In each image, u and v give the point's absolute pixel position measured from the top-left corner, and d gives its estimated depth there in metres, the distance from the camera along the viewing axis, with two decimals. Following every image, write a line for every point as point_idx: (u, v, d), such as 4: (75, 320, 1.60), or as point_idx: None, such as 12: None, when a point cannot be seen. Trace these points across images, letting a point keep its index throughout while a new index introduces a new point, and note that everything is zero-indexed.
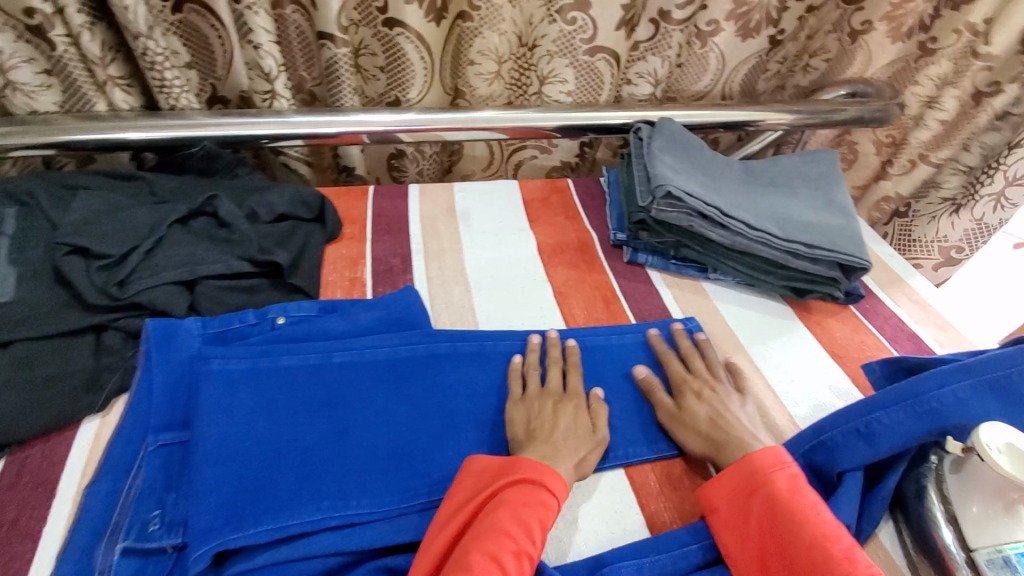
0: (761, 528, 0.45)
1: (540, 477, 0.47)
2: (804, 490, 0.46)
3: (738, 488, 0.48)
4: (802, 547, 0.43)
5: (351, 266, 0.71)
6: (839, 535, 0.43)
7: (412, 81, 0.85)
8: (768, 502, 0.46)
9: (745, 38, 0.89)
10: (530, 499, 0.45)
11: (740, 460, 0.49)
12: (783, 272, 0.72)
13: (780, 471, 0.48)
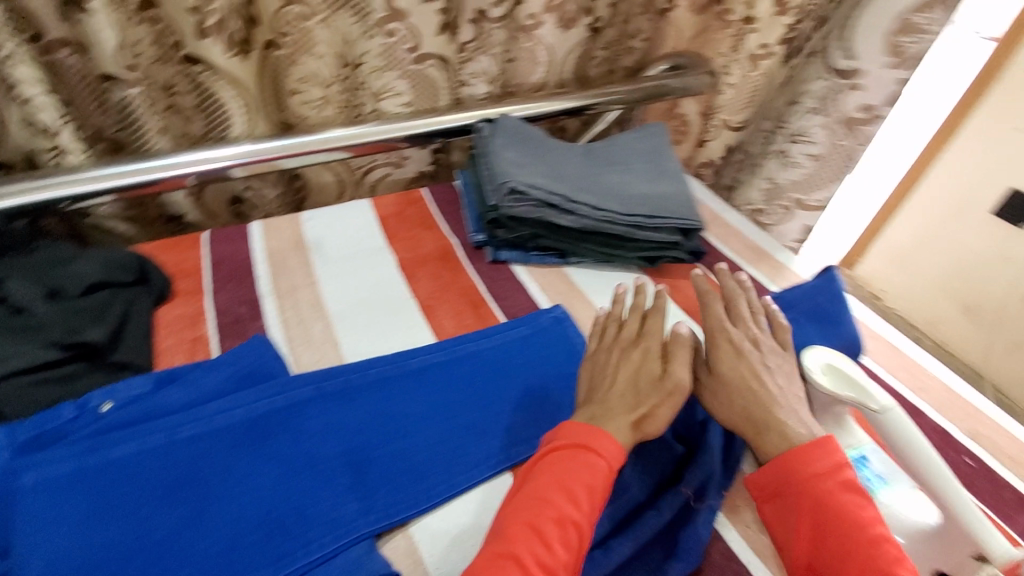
0: (806, 534, 0.45)
1: (586, 444, 0.47)
2: (855, 496, 0.45)
3: (787, 490, 0.46)
4: (846, 564, 0.43)
5: (191, 325, 0.64)
6: (886, 549, 0.43)
7: (232, 119, 0.79)
8: (812, 507, 0.45)
9: (566, 28, 0.93)
10: (577, 470, 0.46)
11: (791, 453, 0.47)
12: (633, 244, 0.76)
13: (834, 473, 0.46)
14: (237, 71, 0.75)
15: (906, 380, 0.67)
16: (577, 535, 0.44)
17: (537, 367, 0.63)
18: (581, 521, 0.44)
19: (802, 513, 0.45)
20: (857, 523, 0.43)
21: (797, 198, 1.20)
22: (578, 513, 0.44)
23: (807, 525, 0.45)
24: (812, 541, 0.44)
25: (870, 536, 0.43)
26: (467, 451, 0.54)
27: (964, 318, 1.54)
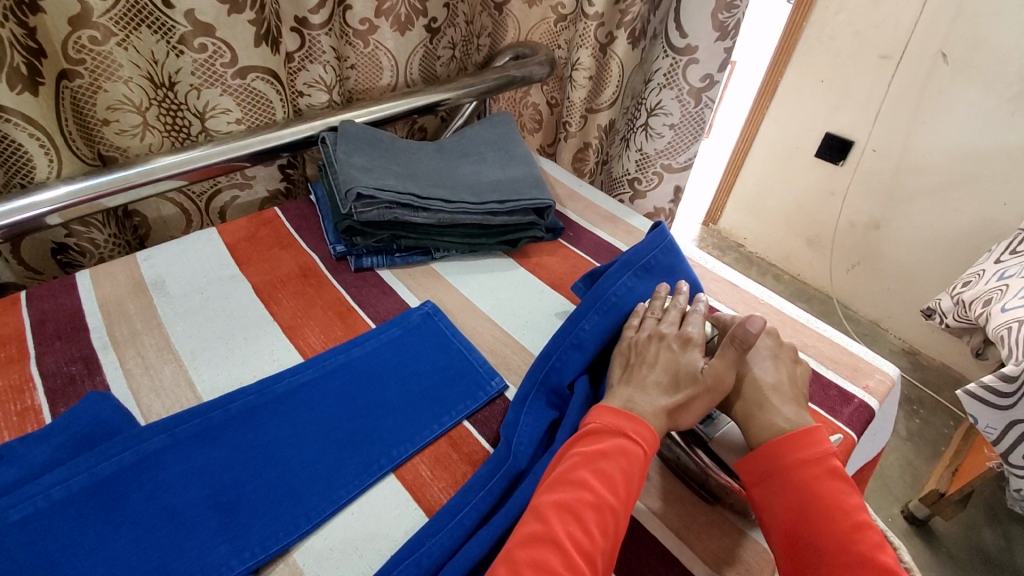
0: (790, 515, 0.48)
1: (619, 431, 0.50)
2: (839, 484, 0.49)
3: (778, 475, 0.50)
4: (827, 543, 0.47)
5: (14, 396, 0.57)
6: (862, 530, 0.47)
7: (33, 163, 0.69)
8: (798, 490, 0.49)
9: (404, 32, 0.93)
10: (607, 457, 0.48)
11: (782, 441, 0.51)
12: (492, 230, 0.78)
13: (821, 461, 0.50)
14: (35, 110, 0.67)
15: (746, 312, 0.75)
16: (609, 516, 0.45)
17: (409, 362, 0.63)
18: (615, 503, 0.46)
19: (790, 496, 0.49)
20: (838, 504, 0.48)
21: (663, 164, 1.11)
22: (610, 496, 0.46)
23: (792, 506, 0.49)
24: (794, 522, 0.48)
25: (851, 518, 0.47)
26: (343, 462, 0.53)
27: (808, 248, 1.77)
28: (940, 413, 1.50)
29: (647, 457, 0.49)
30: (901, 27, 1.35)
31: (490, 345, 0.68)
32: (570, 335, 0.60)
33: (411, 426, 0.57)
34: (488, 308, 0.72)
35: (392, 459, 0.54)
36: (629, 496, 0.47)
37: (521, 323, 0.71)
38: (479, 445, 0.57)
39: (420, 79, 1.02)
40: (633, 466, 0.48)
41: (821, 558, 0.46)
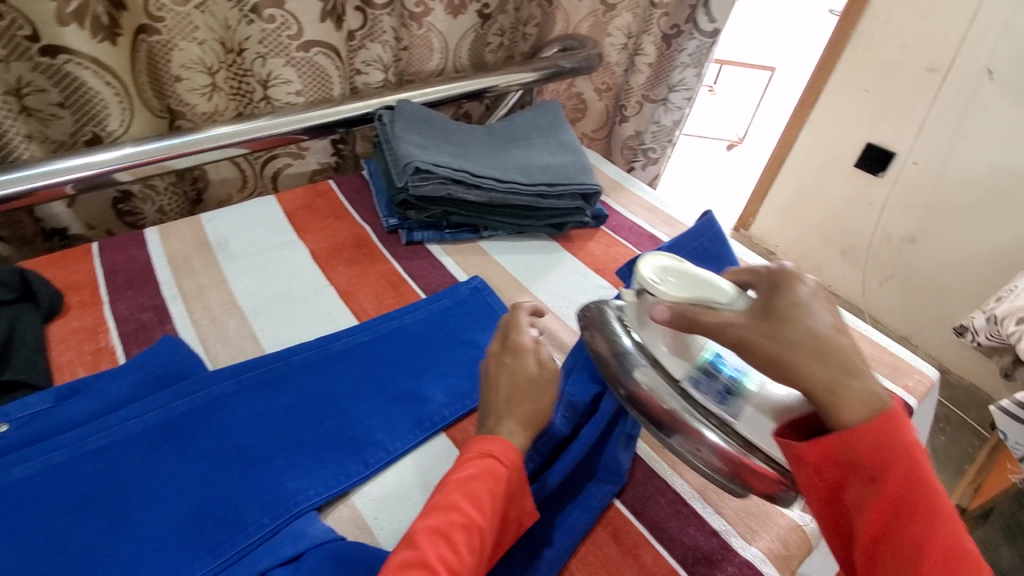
0: (876, 506, 0.38)
1: (490, 456, 0.44)
2: (933, 474, 0.38)
3: (869, 463, 0.39)
4: (925, 544, 0.37)
5: (89, 337, 0.60)
6: (958, 527, 0.37)
7: (107, 111, 0.73)
8: (891, 481, 0.38)
9: (456, 14, 0.94)
10: (484, 481, 0.42)
11: (874, 418, 0.39)
12: (540, 213, 0.80)
13: (910, 444, 0.39)
14: (109, 58, 0.71)
15: None
16: (482, 545, 0.40)
17: (459, 330, 0.65)
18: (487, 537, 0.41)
19: (882, 486, 0.38)
20: (931, 496, 0.38)
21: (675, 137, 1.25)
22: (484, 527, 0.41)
23: (882, 497, 0.38)
24: (877, 515, 0.38)
25: (945, 512, 0.38)
26: (397, 418, 0.56)
27: (841, 259, 1.75)
28: (964, 431, 1.48)
29: (520, 486, 0.45)
30: (948, 41, 1.35)
31: None
32: None
33: (459, 389, 0.59)
34: (533, 287, 0.74)
35: (443, 420, 0.56)
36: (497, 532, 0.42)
37: (566, 303, 0.73)
38: None
39: (468, 65, 1.04)
40: (505, 499, 0.43)
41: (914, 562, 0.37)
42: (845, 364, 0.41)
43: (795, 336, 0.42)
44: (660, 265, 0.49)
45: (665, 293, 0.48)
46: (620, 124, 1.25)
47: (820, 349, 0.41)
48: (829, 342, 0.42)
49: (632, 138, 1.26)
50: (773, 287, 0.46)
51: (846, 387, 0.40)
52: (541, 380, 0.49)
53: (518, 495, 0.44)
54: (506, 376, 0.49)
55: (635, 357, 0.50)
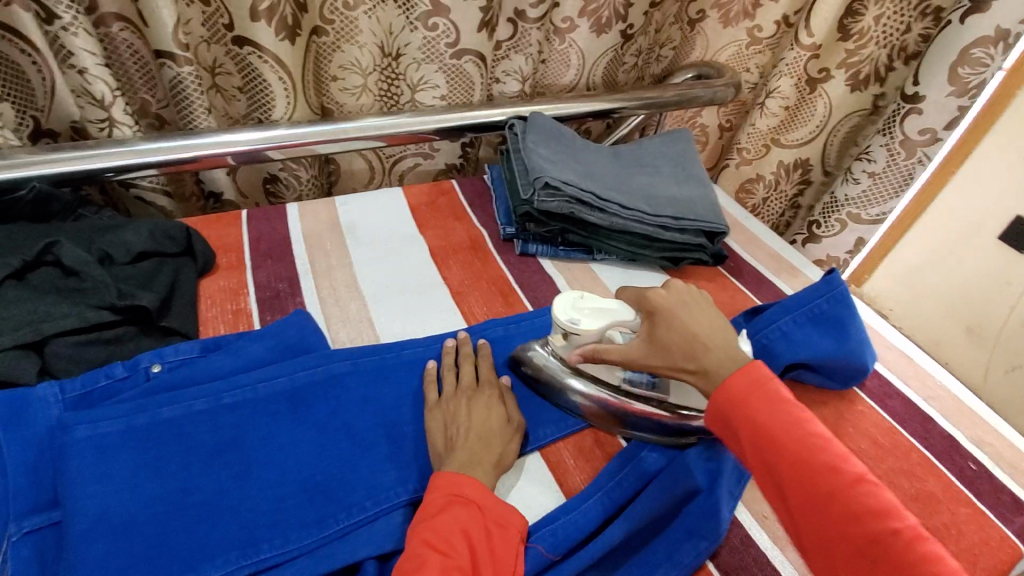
0: (748, 443, 0.44)
1: (458, 491, 0.46)
2: (791, 401, 0.45)
3: (727, 409, 0.46)
4: (796, 467, 0.42)
5: (232, 297, 0.66)
6: (825, 444, 0.43)
7: (274, 103, 0.80)
8: (752, 414, 0.45)
9: (599, 33, 0.93)
10: (464, 513, 0.45)
11: (725, 378, 0.48)
12: (658, 245, 0.79)
13: (758, 388, 0.46)
14: (288, 58, 0.77)
15: (917, 390, 0.70)
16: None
17: None
18: (479, 568, 0.43)
19: (745, 426, 0.45)
20: (795, 421, 0.44)
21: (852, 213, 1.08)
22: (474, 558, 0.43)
23: (750, 432, 0.44)
24: (753, 450, 0.44)
25: (811, 433, 0.43)
26: None
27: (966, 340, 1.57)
28: None
29: (506, 513, 0.46)
30: None
31: None
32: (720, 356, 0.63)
33: (558, 413, 0.59)
34: None
35: (539, 438, 0.57)
36: (498, 557, 0.44)
37: None
38: (617, 442, 0.59)
39: (600, 84, 1.03)
40: (487, 528, 0.45)
41: (790, 484, 0.42)
42: (707, 340, 0.51)
43: (668, 330, 0.52)
44: (568, 307, 0.57)
45: (584, 333, 0.56)
46: (735, 167, 1.17)
47: (687, 334, 0.51)
48: (692, 325, 0.52)
49: (751, 180, 1.17)
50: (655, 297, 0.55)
51: (706, 356, 0.50)
52: (505, 428, 0.54)
53: (507, 520, 0.46)
54: (465, 423, 0.53)
55: (586, 390, 0.58)
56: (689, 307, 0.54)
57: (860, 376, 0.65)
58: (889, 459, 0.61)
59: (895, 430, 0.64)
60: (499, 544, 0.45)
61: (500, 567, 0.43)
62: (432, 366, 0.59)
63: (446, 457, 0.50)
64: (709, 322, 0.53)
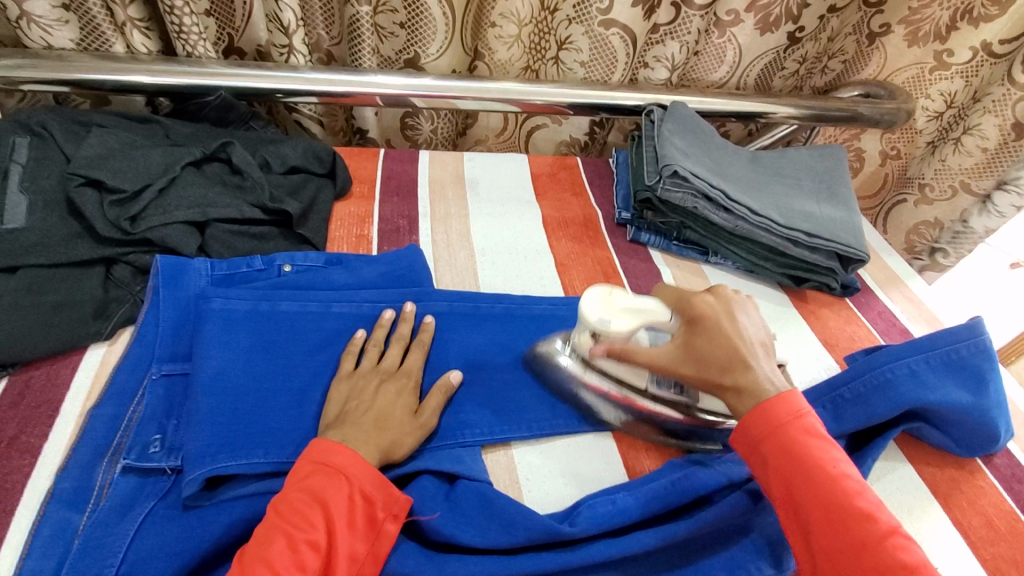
0: (778, 475, 0.43)
1: (324, 461, 0.44)
2: (827, 437, 0.44)
3: (758, 435, 0.44)
4: (830, 509, 0.40)
5: (358, 223, 0.72)
6: (860, 489, 0.41)
7: (432, 38, 0.85)
8: (787, 447, 0.43)
9: (764, 31, 0.88)
10: (328, 484, 0.43)
11: (760, 401, 0.45)
12: (782, 260, 0.74)
13: (797, 419, 0.44)
14: None
15: None
16: (333, 561, 0.41)
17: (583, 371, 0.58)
18: (337, 543, 0.41)
19: (778, 459, 0.43)
20: (833, 461, 0.42)
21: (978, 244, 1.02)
22: (334, 531, 0.42)
23: (782, 467, 0.43)
24: (783, 485, 0.42)
25: (847, 475, 0.41)
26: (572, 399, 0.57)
27: None
28: None
29: (375, 484, 0.45)
30: None
31: None
32: (827, 395, 0.58)
33: None
34: None
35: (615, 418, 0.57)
36: (358, 532, 0.43)
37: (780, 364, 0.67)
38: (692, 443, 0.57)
39: (751, 86, 0.98)
40: (350, 499, 0.43)
41: (820, 528, 0.40)
42: (744, 356, 0.48)
43: (709, 346, 0.49)
44: (597, 304, 0.53)
45: (613, 330, 0.52)
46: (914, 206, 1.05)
47: (725, 347, 0.49)
48: (734, 341, 0.49)
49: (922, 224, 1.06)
50: (695, 313, 0.51)
51: (743, 374, 0.47)
52: (403, 422, 0.50)
53: (378, 493, 0.44)
54: (364, 404, 0.50)
55: (597, 382, 0.56)
56: (736, 316, 0.51)
57: (991, 445, 0.58)
58: (999, 544, 0.54)
59: (1016, 516, 0.56)
60: (361, 518, 0.43)
61: (358, 541, 0.42)
62: (359, 337, 0.56)
63: (334, 427, 0.48)
64: (753, 338, 0.50)
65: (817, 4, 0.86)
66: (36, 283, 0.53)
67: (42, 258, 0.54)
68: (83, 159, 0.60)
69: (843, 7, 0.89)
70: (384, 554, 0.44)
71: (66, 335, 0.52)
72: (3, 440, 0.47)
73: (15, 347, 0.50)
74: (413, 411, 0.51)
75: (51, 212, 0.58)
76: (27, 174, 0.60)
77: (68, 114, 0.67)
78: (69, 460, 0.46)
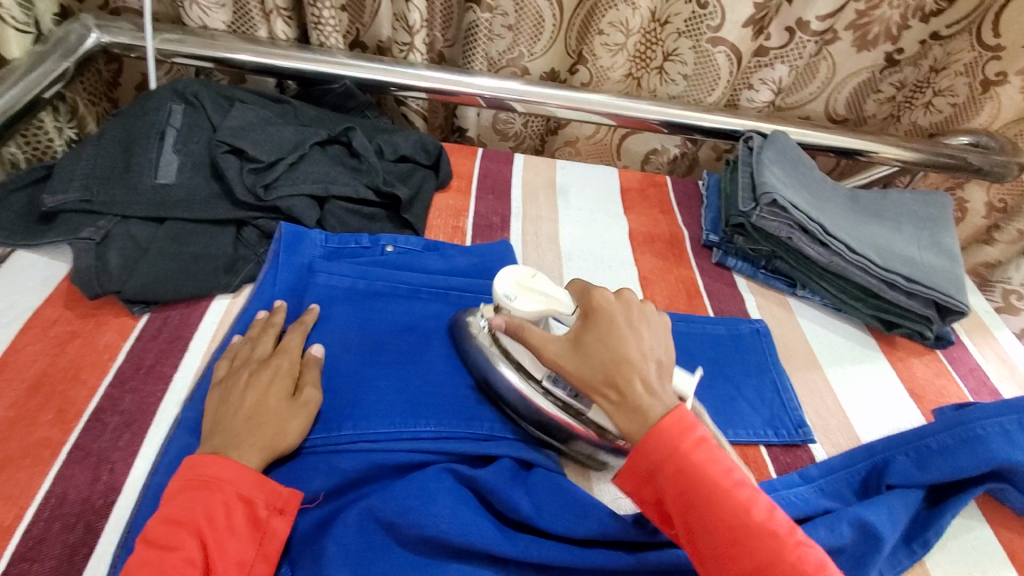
0: (678, 502, 0.42)
1: (190, 473, 0.43)
2: (716, 449, 0.44)
3: (654, 464, 0.43)
4: (730, 531, 0.41)
5: (455, 216, 0.76)
6: (753, 502, 0.42)
7: (541, 34, 0.88)
8: (683, 470, 0.43)
9: (860, 49, 0.87)
10: (194, 498, 0.42)
11: (653, 428, 0.44)
12: (875, 302, 0.72)
13: (688, 439, 0.43)
14: None
15: None
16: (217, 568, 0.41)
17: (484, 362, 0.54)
18: (216, 555, 0.41)
19: (676, 489, 0.42)
20: (726, 478, 0.42)
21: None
22: (209, 544, 0.41)
23: (680, 493, 0.42)
24: (682, 512, 0.42)
25: (741, 489, 0.42)
26: None
27: None
28: None
29: (254, 485, 0.44)
30: None
31: (812, 403, 0.65)
32: (910, 443, 0.57)
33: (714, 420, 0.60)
34: (832, 372, 0.69)
35: None
36: (242, 536, 0.42)
37: (862, 407, 0.66)
38: (767, 472, 0.58)
39: (842, 107, 0.96)
40: (230, 505, 0.43)
41: (722, 550, 0.41)
42: (637, 363, 0.47)
43: (598, 344, 0.48)
44: (509, 280, 0.53)
45: (512, 307, 0.51)
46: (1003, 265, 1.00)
47: (619, 353, 0.47)
48: (627, 345, 0.48)
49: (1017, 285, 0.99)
50: (598, 314, 0.50)
51: (629, 382, 0.46)
52: (283, 407, 0.48)
53: (259, 493, 0.44)
54: (234, 405, 0.48)
55: (514, 383, 0.52)
56: (637, 325, 0.50)
57: None
58: None
59: None
60: (244, 521, 0.43)
61: (242, 545, 0.42)
62: (240, 339, 0.54)
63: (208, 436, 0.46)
64: (653, 348, 0.49)
65: (918, 25, 0.84)
66: (180, 234, 0.60)
67: (186, 213, 0.61)
68: (228, 129, 0.66)
69: (947, 35, 0.86)
70: (276, 551, 0.44)
71: (201, 284, 0.58)
72: (143, 367, 0.53)
73: (158, 289, 0.56)
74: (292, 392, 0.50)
75: (196, 172, 0.64)
76: (181, 136, 0.67)
77: (216, 88, 0.74)
78: (193, 392, 0.51)
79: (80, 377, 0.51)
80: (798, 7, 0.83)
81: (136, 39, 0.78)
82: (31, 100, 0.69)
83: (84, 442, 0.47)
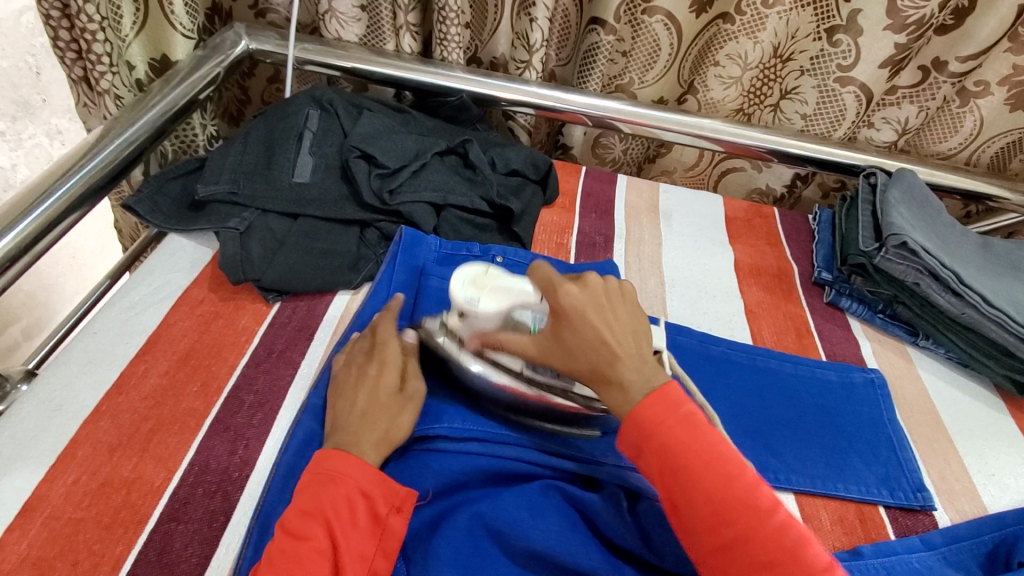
0: (663, 475, 0.42)
1: (317, 469, 0.45)
2: (701, 422, 0.43)
3: (641, 437, 0.43)
4: (713, 505, 0.40)
5: (559, 232, 0.77)
6: (738, 476, 0.41)
7: (655, 63, 0.87)
8: (666, 444, 0.42)
9: (1015, 108, 0.81)
10: (319, 493, 0.43)
11: (642, 402, 0.44)
12: (1008, 361, 0.66)
13: (673, 412, 0.43)
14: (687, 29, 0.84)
15: None
16: (341, 560, 0.42)
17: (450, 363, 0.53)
18: (342, 547, 0.42)
19: (661, 461, 0.42)
20: (710, 450, 0.42)
21: None
22: (336, 536, 0.42)
23: (664, 467, 0.42)
24: (665, 486, 0.42)
25: (726, 466, 0.41)
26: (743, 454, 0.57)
27: None
28: None
29: (373, 481, 0.45)
30: None
31: (934, 464, 0.60)
32: None
33: (824, 471, 0.57)
34: (956, 431, 0.64)
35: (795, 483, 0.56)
36: (365, 530, 0.43)
37: (990, 475, 0.60)
38: (885, 533, 0.55)
39: (984, 166, 0.89)
40: (353, 501, 0.44)
41: (702, 525, 0.40)
42: (616, 347, 0.46)
43: (574, 339, 0.47)
44: (468, 282, 0.51)
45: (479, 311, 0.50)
46: None
47: (597, 338, 0.46)
48: (604, 332, 0.47)
49: None
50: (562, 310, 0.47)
51: (615, 368, 0.46)
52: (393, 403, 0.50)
53: (378, 490, 0.45)
54: (349, 398, 0.50)
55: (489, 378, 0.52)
56: (603, 307, 0.48)
57: None
58: None
59: None
60: (365, 516, 0.44)
61: (364, 541, 0.43)
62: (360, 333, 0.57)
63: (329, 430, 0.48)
64: (626, 324, 0.48)
65: None
66: (310, 230, 0.64)
67: (317, 212, 0.65)
68: (359, 135, 0.70)
69: None
70: (394, 547, 0.44)
71: (327, 278, 0.62)
72: (275, 351, 0.57)
73: (289, 279, 0.61)
74: (397, 383, 0.51)
75: (328, 174, 0.68)
76: (317, 138, 0.71)
77: (346, 95, 0.78)
78: (318, 378, 0.54)
79: (221, 356, 0.56)
80: (933, 46, 0.79)
81: (278, 47, 0.85)
82: (186, 101, 0.74)
83: (224, 416, 0.51)
